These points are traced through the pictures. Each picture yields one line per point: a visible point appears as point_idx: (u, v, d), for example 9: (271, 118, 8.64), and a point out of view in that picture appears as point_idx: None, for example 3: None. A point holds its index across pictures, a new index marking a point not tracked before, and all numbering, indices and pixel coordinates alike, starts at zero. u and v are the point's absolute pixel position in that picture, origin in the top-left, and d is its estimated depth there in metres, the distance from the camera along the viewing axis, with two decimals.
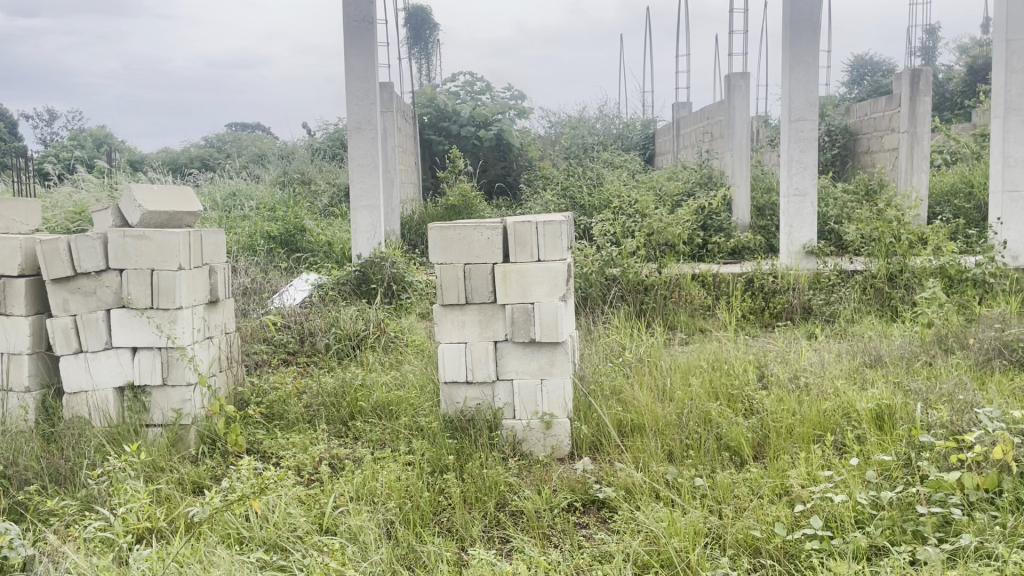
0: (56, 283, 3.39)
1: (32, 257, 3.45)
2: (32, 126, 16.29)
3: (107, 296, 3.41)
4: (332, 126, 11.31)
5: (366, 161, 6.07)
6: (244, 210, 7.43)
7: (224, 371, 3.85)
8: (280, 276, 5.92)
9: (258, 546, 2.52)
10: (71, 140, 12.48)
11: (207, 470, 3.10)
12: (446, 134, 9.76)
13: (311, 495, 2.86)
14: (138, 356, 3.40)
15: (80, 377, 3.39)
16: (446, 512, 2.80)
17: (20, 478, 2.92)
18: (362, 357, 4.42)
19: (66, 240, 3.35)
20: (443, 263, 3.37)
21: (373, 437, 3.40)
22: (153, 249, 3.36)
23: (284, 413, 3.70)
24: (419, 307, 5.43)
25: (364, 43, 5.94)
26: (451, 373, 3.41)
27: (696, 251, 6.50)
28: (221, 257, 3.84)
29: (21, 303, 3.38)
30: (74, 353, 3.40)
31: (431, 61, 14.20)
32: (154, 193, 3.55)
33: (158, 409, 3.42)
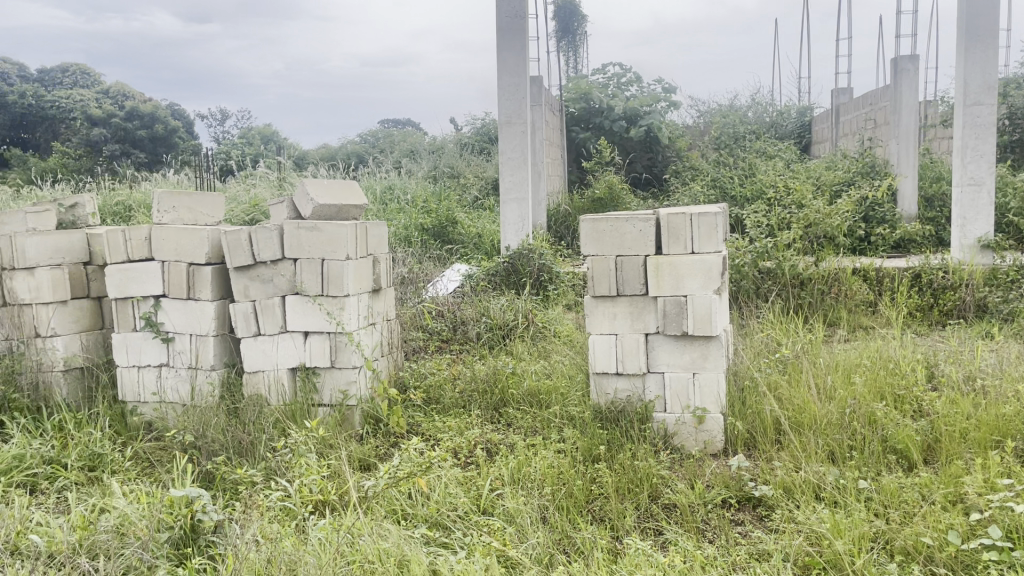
0: (238, 271, 3.67)
1: (217, 246, 3.74)
2: (206, 125, 17.68)
3: (283, 283, 3.68)
4: (480, 120, 11.55)
5: (515, 155, 6.17)
6: (399, 203, 7.72)
7: (386, 355, 4.07)
8: (433, 267, 6.13)
9: (421, 523, 2.67)
10: (241, 139, 13.40)
11: (372, 449, 3.32)
12: (595, 127, 9.73)
13: (468, 476, 2.98)
14: (310, 340, 3.65)
15: (259, 358, 3.66)
16: (599, 500, 2.83)
17: (209, 449, 3.22)
18: (513, 347, 4.52)
19: (247, 231, 3.61)
20: (595, 254, 3.40)
21: (525, 424, 3.49)
22: (324, 241, 3.59)
23: (441, 398, 3.87)
24: (566, 298, 5.48)
25: (516, 39, 6.03)
26: (602, 364, 3.44)
27: (856, 244, 6.22)
28: (383, 247, 4.05)
29: (207, 289, 3.68)
30: (253, 336, 3.67)
31: (579, 53, 14.22)
32: (324, 186, 3.80)
33: (327, 389, 3.67)
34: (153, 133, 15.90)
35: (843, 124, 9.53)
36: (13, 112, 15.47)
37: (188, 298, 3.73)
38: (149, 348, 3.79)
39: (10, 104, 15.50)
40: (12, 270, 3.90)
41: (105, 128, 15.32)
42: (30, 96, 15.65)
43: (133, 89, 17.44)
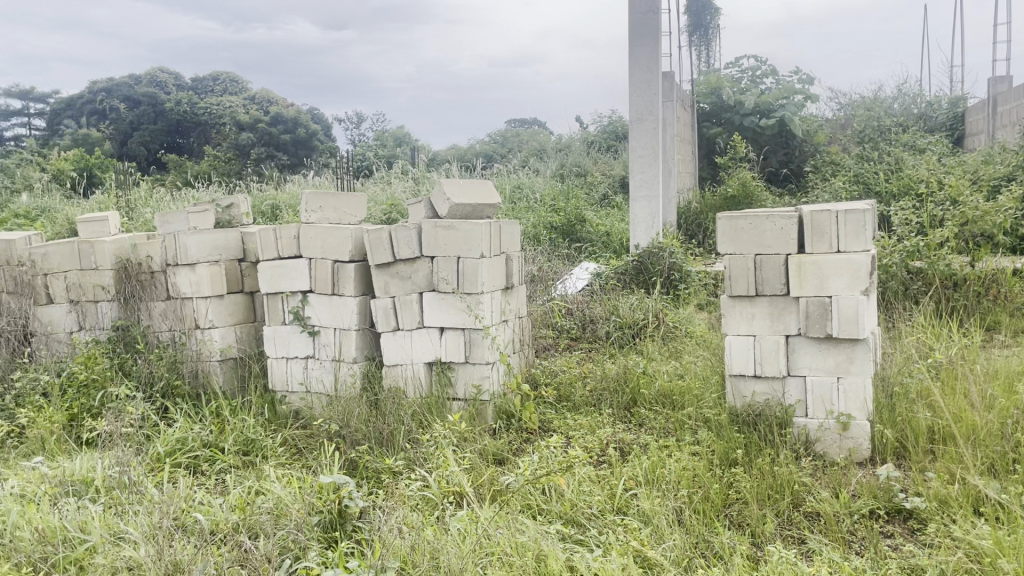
0: (379, 268, 3.81)
1: (360, 245, 3.90)
2: (343, 128, 18.41)
3: (421, 280, 3.79)
4: (608, 118, 11.48)
5: (646, 153, 6.13)
6: (528, 201, 7.79)
7: (518, 351, 4.13)
8: (562, 264, 6.14)
9: (556, 519, 2.70)
10: (376, 141, 13.86)
11: (505, 444, 3.38)
12: (726, 123, 9.55)
13: (602, 475, 2.97)
14: (446, 336, 3.76)
15: (398, 352, 3.80)
16: (736, 505, 2.76)
17: (353, 438, 3.39)
18: (643, 346, 4.47)
19: (388, 230, 3.75)
20: (733, 253, 3.32)
21: (657, 425, 3.45)
22: (460, 239, 3.68)
23: (571, 395, 3.88)
24: (698, 297, 5.36)
25: (648, 35, 5.97)
26: (738, 365, 3.36)
27: (1017, 243, 5.78)
28: (516, 245, 4.10)
29: (350, 285, 3.84)
30: (392, 330, 3.81)
31: (711, 47, 13.90)
32: (461, 186, 3.88)
33: (462, 384, 3.76)
34: (295, 137, 16.71)
35: (1002, 114, 8.88)
36: (171, 119, 17.01)
37: (333, 294, 3.91)
38: (297, 341, 4.00)
39: (169, 111, 17.07)
40: (176, 266, 4.22)
41: (252, 132, 16.18)
42: (185, 103, 17.14)
43: (277, 95, 18.38)
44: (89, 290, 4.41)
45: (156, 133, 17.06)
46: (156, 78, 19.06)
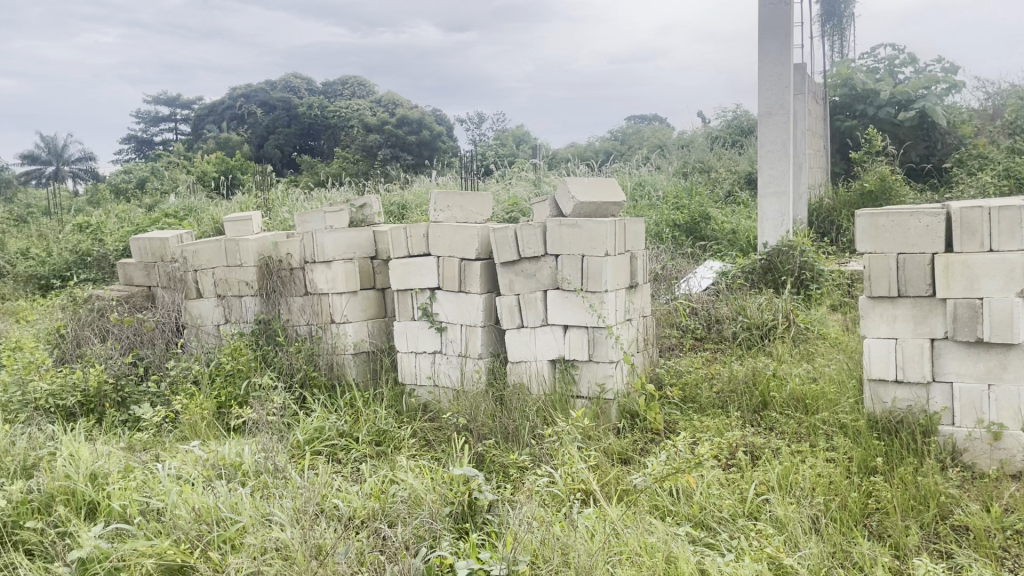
0: (505, 266, 3.87)
1: (486, 243, 3.97)
2: (465, 129, 18.72)
3: (545, 278, 3.82)
4: (733, 113, 11.19)
5: (776, 148, 5.95)
6: (650, 199, 7.70)
7: (642, 350, 4.10)
8: (686, 263, 6.04)
9: (685, 521, 2.67)
10: (496, 141, 14.02)
11: (630, 444, 3.37)
12: (860, 115, 9.15)
13: (732, 479, 2.91)
14: (570, 334, 3.77)
15: (522, 349, 3.85)
16: (876, 516, 2.65)
17: (480, 433, 3.46)
18: (772, 348, 4.33)
19: (513, 228, 3.80)
20: (872, 252, 3.18)
21: (789, 430, 3.35)
22: (585, 237, 3.68)
23: (697, 396, 3.82)
24: (831, 298, 5.15)
25: (780, 26, 5.78)
26: (879, 370, 3.22)
27: None
28: (641, 243, 4.06)
29: (476, 283, 3.92)
30: (517, 327, 3.86)
31: (844, 37, 13.32)
32: (586, 184, 3.88)
33: (586, 382, 3.77)
34: (419, 138, 17.13)
35: None
36: (304, 123, 17.79)
37: (460, 291, 3.99)
38: (425, 336, 4.12)
39: (301, 115, 17.87)
40: (314, 263, 4.41)
41: (379, 134, 16.70)
42: (316, 107, 17.92)
43: (402, 97, 18.90)
44: (235, 286, 4.71)
45: (289, 135, 17.89)
46: (290, 83, 19.99)
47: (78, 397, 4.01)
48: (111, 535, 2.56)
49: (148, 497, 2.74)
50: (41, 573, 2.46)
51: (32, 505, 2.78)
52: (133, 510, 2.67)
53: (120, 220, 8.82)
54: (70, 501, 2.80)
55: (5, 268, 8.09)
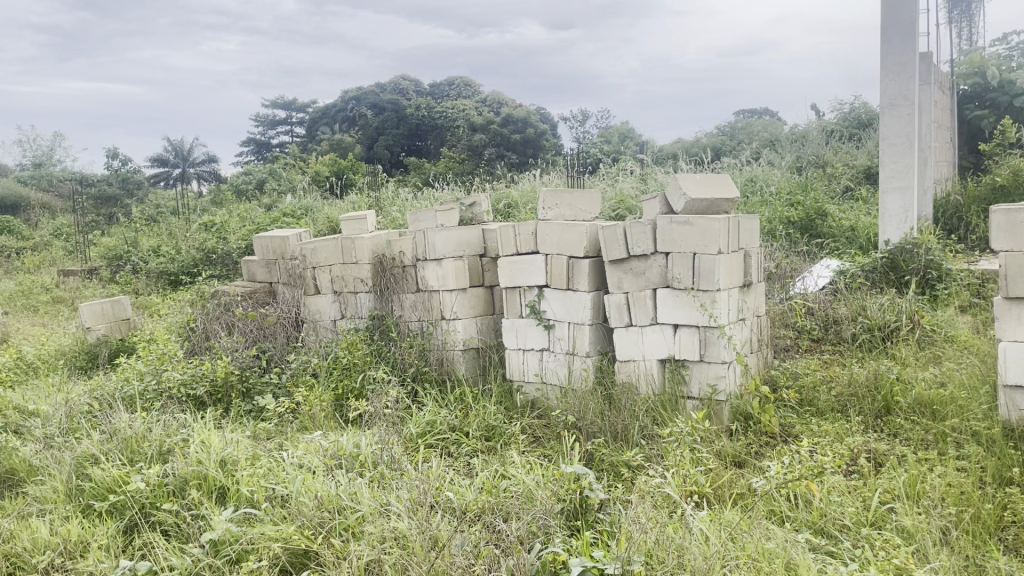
0: (613, 264, 3.85)
1: (594, 241, 3.96)
2: (569, 127, 18.70)
3: (654, 276, 3.78)
4: (850, 105, 10.74)
5: (899, 140, 5.68)
6: (762, 195, 7.49)
7: (755, 351, 4.00)
8: (801, 261, 5.85)
9: (804, 528, 2.60)
10: (601, 138, 13.94)
11: (744, 446, 3.30)
12: (992, 105, 8.62)
13: (853, 485, 2.81)
14: (680, 333, 3.72)
15: (631, 347, 3.82)
16: (1013, 530, 2.50)
17: (589, 431, 3.46)
18: (895, 350, 4.14)
19: (622, 226, 3.77)
20: (1009, 250, 3.08)
21: (914, 436, 3.19)
22: (696, 235, 3.62)
23: (815, 400, 3.69)
24: (960, 299, 4.88)
25: (904, 13, 5.52)
26: (1015, 374, 3.09)
27: None
28: (754, 241, 3.96)
29: (584, 281, 3.91)
30: (626, 326, 3.83)
31: (973, 23, 12.58)
32: (697, 180, 3.81)
33: (696, 382, 3.71)
34: (525, 137, 17.23)
35: None
36: (412, 124, 18.19)
37: (568, 289, 4.00)
38: (533, 334, 4.14)
39: (410, 116, 18.28)
40: (425, 261, 4.52)
41: (485, 133, 16.88)
42: (424, 108, 18.29)
43: (508, 96, 19.04)
44: (350, 282, 4.88)
45: (398, 136, 18.35)
46: (399, 85, 20.47)
47: (207, 386, 4.24)
48: (241, 519, 2.70)
49: (274, 484, 2.88)
50: (178, 552, 2.61)
51: (169, 487, 2.96)
52: (260, 495, 2.81)
53: (242, 219, 9.25)
54: (202, 485, 2.96)
55: (139, 265, 8.63)
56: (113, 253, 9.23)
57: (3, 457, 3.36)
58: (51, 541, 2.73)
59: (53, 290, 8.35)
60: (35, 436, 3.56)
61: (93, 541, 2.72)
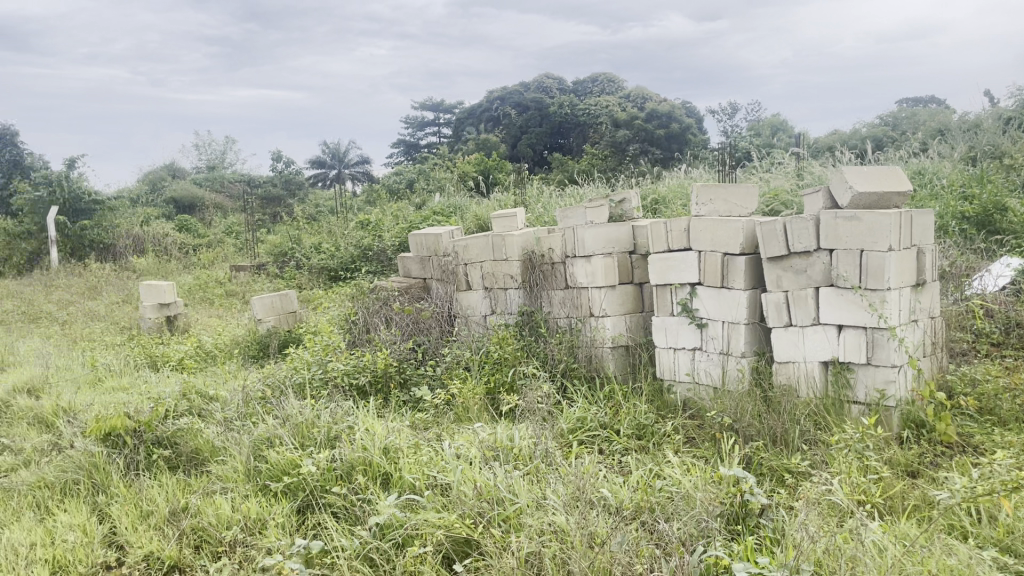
0: (772, 262, 3.72)
1: (751, 237, 3.83)
2: (717, 120, 18.20)
3: (817, 274, 3.61)
4: None
5: None
6: (932, 188, 7.01)
7: (928, 355, 3.76)
8: (977, 259, 5.44)
9: (989, 545, 2.42)
10: (751, 131, 13.49)
11: (916, 456, 3.11)
12: None
13: None
14: (844, 334, 3.53)
15: (790, 348, 3.68)
16: None
17: (746, 434, 3.36)
18: None
19: (782, 221, 3.63)
20: None
21: None
22: (864, 231, 3.43)
23: (997, 408, 3.42)
24: None
25: None
26: None
27: None
28: (929, 237, 3.71)
29: (740, 279, 3.80)
30: (785, 326, 3.70)
31: None
32: (864, 173, 3.61)
33: (862, 386, 3.52)
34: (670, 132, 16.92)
35: None
36: (555, 122, 18.33)
37: (722, 287, 3.89)
38: (685, 332, 4.06)
39: (553, 114, 18.42)
40: (574, 258, 4.53)
41: (629, 129, 16.70)
42: (567, 106, 18.33)
43: (652, 91, 18.77)
44: (500, 279, 4.96)
45: (541, 135, 18.56)
46: (542, 84, 20.63)
47: (368, 376, 4.43)
48: (405, 505, 2.82)
49: (436, 473, 2.98)
50: (347, 533, 2.75)
51: (337, 472, 3.11)
52: (422, 483, 2.92)
53: (395, 217, 9.62)
54: (368, 470, 3.11)
55: (302, 261, 9.15)
56: (279, 250, 9.84)
57: (190, 437, 3.64)
58: (234, 517, 2.93)
59: (226, 284, 8.99)
60: (216, 418, 3.84)
61: (271, 518, 2.91)
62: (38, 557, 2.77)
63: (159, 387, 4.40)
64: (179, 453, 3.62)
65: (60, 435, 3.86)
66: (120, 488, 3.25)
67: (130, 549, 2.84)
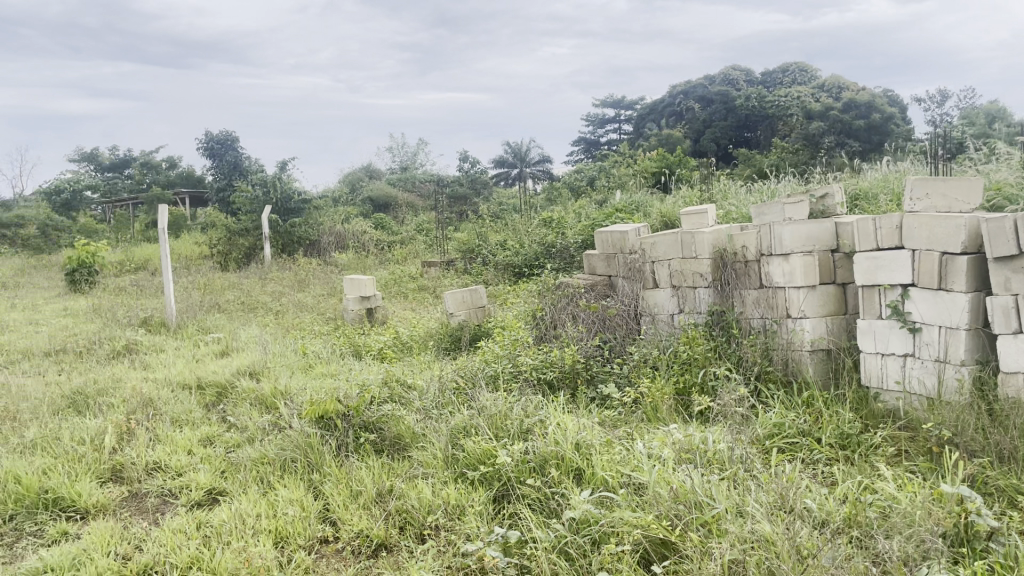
0: (1000, 262, 3.38)
1: (975, 235, 3.50)
2: (922, 109, 16.89)
3: None
4: None
5: None
6: None
7: None
8: None
9: None
10: (964, 120, 12.40)
11: None
12: None
13: None
14: None
15: (1019, 358, 3.33)
16: None
17: (969, 449, 3.07)
18: None
19: (1013, 218, 3.29)
20: None
21: None
22: None
23: None
24: None
25: None
26: None
27: None
28: None
29: (961, 280, 3.48)
30: (1013, 333, 3.36)
31: None
32: None
33: None
34: (869, 123, 15.88)
35: None
36: (741, 115, 17.77)
37: (940, 289, 3.59)
38: (895, 337, 3.79)
39: (739, 108, 17.87)
40: (771, 256, 4.34)
41: (822, 120, 15.82)
42: (755, 98, 17.71)
43: (848, 80, 17.72)
44: (690, 277, 4.85)
45: (727, 128, 18.06)
46: (728, 77, 20.06)
47: (556, 372, 4.48)
48: (599, 502, 2.82)
49: (632, 472, 2.96)
50: (543, 526, 2.79)
51: (530, 464, 3.17)
52: (616, 481, 2.91)
53: (579, 214, 9.69)
54: (560, 465, 3.13)
55: (489, 258, 9.42)
56: (467, 247, 10.19)
57: (393, 423, 3.86)
58: (435, 502, 3.06)
59: (419, 279, 9.43)
60: (415, 407, 4.02)
61: (469, 506, 3.01)
62: (264, 527, 3.02)
63: (363, 375, 4.68)
64: (383, 437, 3.83)
65: (280, 415, 4.20)
66: (332, 468, 3.48)
67: (343, 527, 3.04)
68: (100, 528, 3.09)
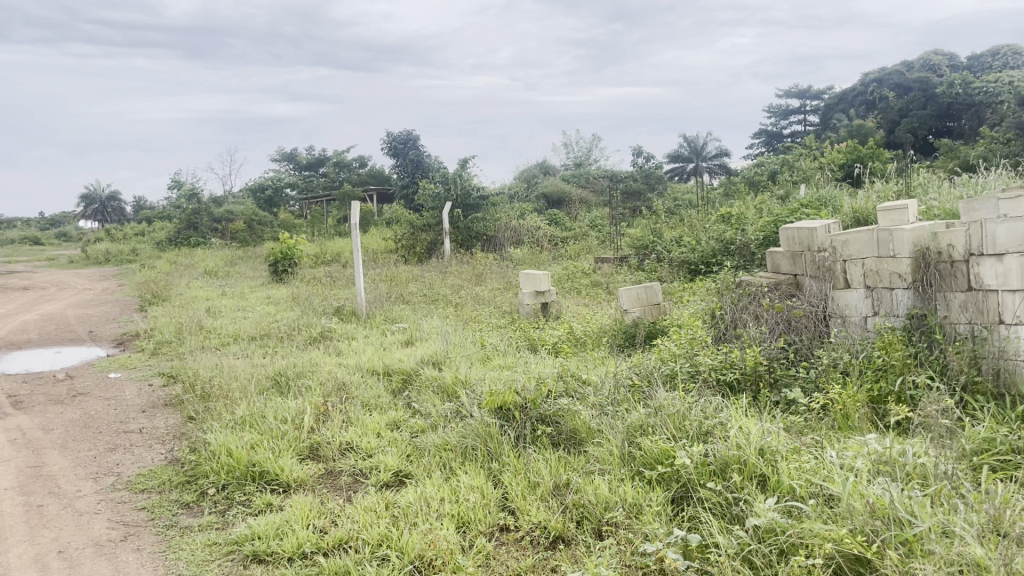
0: None
1: None
2: None
3: None
4: None
5: None
6: None
7: None
8: None
9: None
10: None
11: None
12: None
13: None
14: None
15: None
16: None
17: None
18: None
19: None
20: None
21: None
22: None
23: None
24: None
25: None
26: None
27: None
28: None
29: None
30: None
31: None
32: None
33: None
34: None
35: None
36: (943, 103, 16.45)
37: None
38: None
39: (941, 96, 16.55)
40: (981, 256, 3.98)
41: None
42: (959, 85, 16.34)
43: None
44: (886, 278, 4.54)
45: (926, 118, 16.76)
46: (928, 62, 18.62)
47: (737, 373, 4.33)
48: (785, 510, 2.70)
49: (822, 481, 2.81)
50: (725, 530, 2.72)
51: (711, 467, 3.08)
52: (804, 490, 2.78)
53: (760, 210, 9.34)
54: (742, 469, 3.03)
55: (664, 254, 9.29)
56: (641, 243, 10.11)
57: (569, 417, 3.88)
58: (612, 499, 3.06)
59: (593, 275, 9.45)
60: (591, 402, 4.03)
61: (648, 505, 2.97)
62: (446, 511, 3.14)
63: (540, 368, 4.75)
64: (559, 431, 3.87)
65: (461, 404, 4.34)
66: (511, 458, 3.56)
67: (522, 516, 3.10)
68: (301, 501, 3.34)
